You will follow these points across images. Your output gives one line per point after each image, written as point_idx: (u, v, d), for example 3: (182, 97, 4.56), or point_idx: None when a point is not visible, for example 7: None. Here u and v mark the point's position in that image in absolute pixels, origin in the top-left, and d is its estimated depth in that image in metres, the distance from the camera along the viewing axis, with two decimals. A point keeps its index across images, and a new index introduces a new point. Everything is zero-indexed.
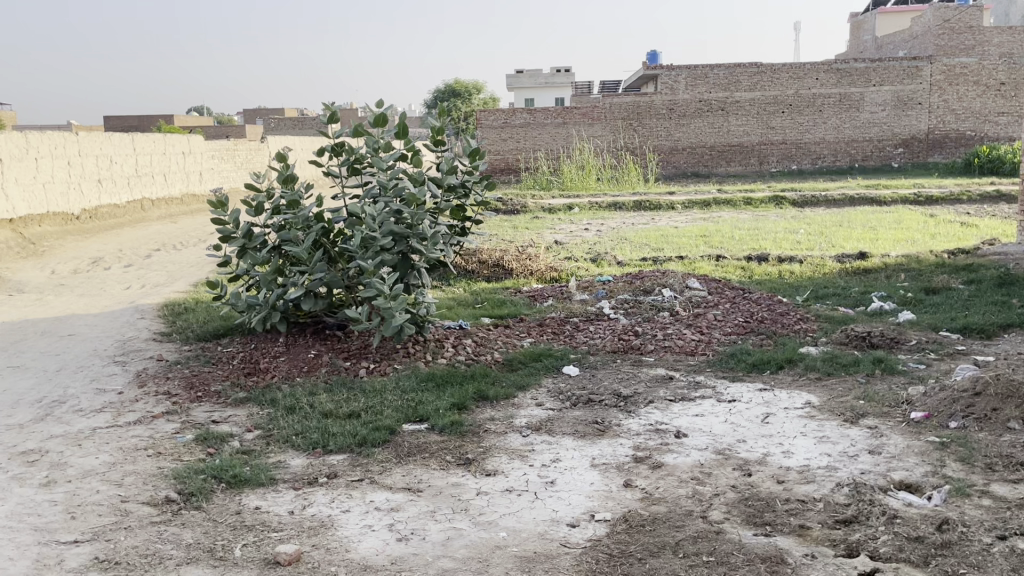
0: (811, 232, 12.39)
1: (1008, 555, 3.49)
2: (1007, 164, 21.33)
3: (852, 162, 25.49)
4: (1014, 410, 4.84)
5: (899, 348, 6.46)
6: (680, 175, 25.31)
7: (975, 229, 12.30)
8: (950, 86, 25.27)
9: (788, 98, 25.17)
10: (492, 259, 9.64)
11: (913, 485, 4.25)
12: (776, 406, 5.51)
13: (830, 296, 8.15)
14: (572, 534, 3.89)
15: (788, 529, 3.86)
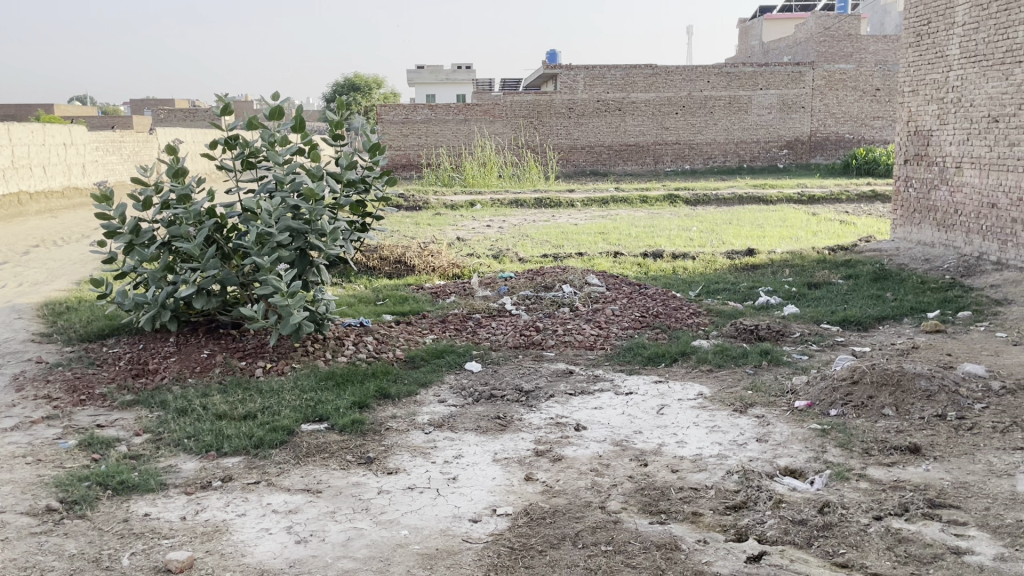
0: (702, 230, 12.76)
1: (884, 535, 3.72)
2: (881, 166, 22.58)
3: (741, 162, 26.45)
4: (887, 397, 5.17)
5: (784, 340, 6.77)
6: (580, 173, 25.70)
7: (853, 227, 13.03)
8: (831, 91, 26.51)
9: (681, 100, 25.90)
10: (393, 256, 9.59)
11: (797, 470, 4.48)
12: (670, 397, 5.69)
13: (720, 292, 8.45)
14: (475, 529, 3.91)
15: (681, 516, 4.01)
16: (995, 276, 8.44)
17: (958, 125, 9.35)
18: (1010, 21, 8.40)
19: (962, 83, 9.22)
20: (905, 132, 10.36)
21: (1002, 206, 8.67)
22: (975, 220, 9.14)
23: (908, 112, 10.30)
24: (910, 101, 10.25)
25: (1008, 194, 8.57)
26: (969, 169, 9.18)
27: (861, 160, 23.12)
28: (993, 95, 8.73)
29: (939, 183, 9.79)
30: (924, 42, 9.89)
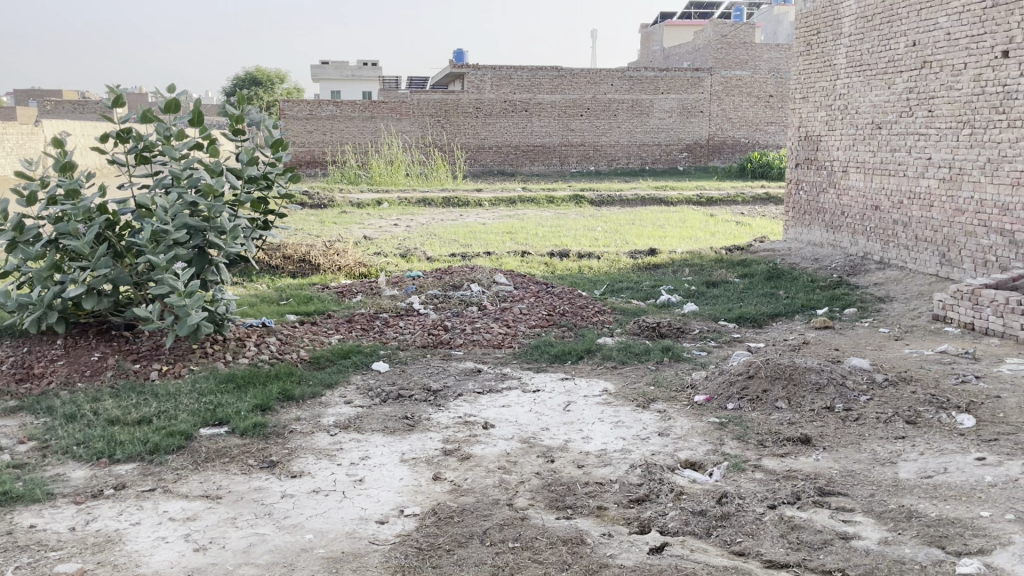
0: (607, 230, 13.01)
1: (777, 523, 3.89)
2: (775, 169, 23.53)
3: (644, 164, 27.06)
4: (780, 391, 5.41)
5: (685, 337, 6.98)
6: (486, 172, 25.76)
7: (749, 228, 13.54)
8: (727, 96, 27.42)
9: (586, 102, 26.34)
10: (297, 255, 9.40)
11: (696, 463, 4.64)
12: (576, 394, 5.78)
13: (624, 290, 8.63)
14: (382, 531, 3.88)
15: (587, 510, 4.09)
16: (878, 275, 8.93)
17: (845, 132, 9.85)
18: (892, 33, 8.90)
19: (849, 92, 9.72)
20: (796, 137, 10.84)
21: (884, 209, 9.18)
22: (860, 221, 9.65)
23: (799, 118, 10.78)
24: (800, 108, 10.73)
25: (890, 198, 9.08)
26: (855, 174, 9.68)
27: (756, 164, 24.02)
28: (876, 103, 9.23)
29: (827, 187, 10.29)
30: (813, 52, 10.38)
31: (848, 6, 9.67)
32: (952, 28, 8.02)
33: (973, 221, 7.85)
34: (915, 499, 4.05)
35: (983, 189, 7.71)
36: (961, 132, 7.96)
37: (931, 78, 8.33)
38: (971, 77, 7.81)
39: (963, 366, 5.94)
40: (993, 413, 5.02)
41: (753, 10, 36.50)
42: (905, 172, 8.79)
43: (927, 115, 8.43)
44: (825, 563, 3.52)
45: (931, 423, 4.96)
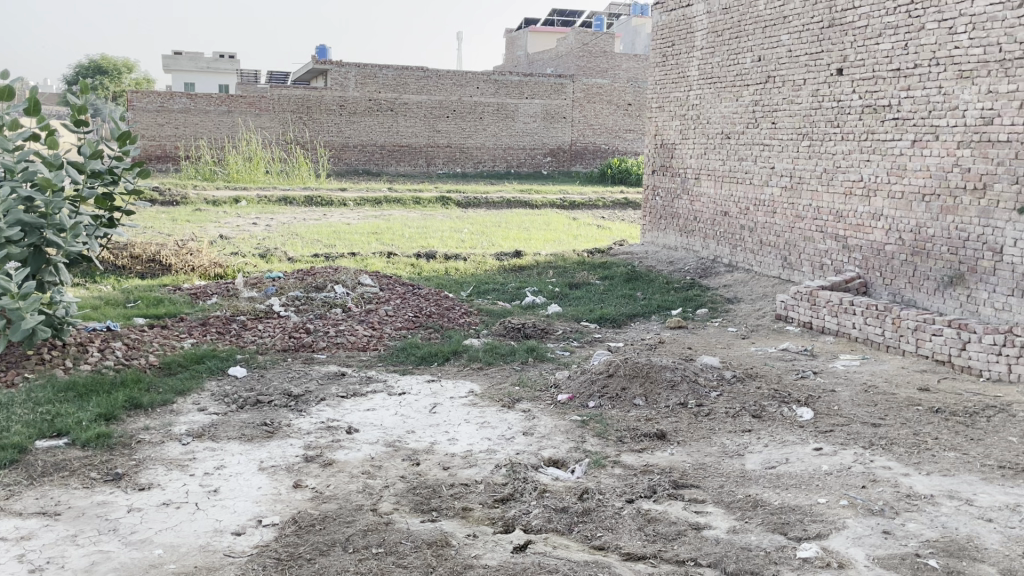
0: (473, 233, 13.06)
1: (635, 516, 4.03)
2: (633, 175, 24.34)
3: (509, 168, 27.28)
4: (638, 388, 5.62)
5: (549, 337, 7.11)
6: (351, 172, 24.81)
7: (609, 231, 14.01)
8: (589, 103, 28.06)
9: (451, 104, 26.04)
10: (147, 255, 8.91)
11: (559, 461, 4.73)
12: (442, 396, 5.77)
13: (489, 292, 8.69)
14: (238, 542, 3.73)
15: (452, 512, 4.08)
16: (727, 277, 9.43)
17: (697, 141, 10.33)
18: (740, 48, 9.43)
19: (701, 103, 10.21)
20: (653, 145, 11.28)
21: (733, 215, 9.70)
22: (710, 226, 10.16)
23: (655, 126, 11.23)
24: (657, 117, 11.18)
25: (737, 204, 9.60)
26: (706, 181, 10.18)
27: (615, 170, 24.76)
28: (725, 114, 9.74)
29: (681, 193, 10.76)
30: (668, 63, 10.85)
31: (700, 21, 10.15)
32: (793, 45, 8.58)
33: (811, 227, 8.43)
34: (760, 489, 4.30)
35: (820, 197, 8.29)
36: (801, 143, 8.53)
37: (775, 92, 8.88)
38: (810, 93, 8.38)
39: (802, 362, 6.36)
40: (828, 405, 5.41)
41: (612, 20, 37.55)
42: (752, 180, 9.32)
43: (771, 126, 8.98)
44: (679, 553, 3.67)
45: (774, 416, 5.28)
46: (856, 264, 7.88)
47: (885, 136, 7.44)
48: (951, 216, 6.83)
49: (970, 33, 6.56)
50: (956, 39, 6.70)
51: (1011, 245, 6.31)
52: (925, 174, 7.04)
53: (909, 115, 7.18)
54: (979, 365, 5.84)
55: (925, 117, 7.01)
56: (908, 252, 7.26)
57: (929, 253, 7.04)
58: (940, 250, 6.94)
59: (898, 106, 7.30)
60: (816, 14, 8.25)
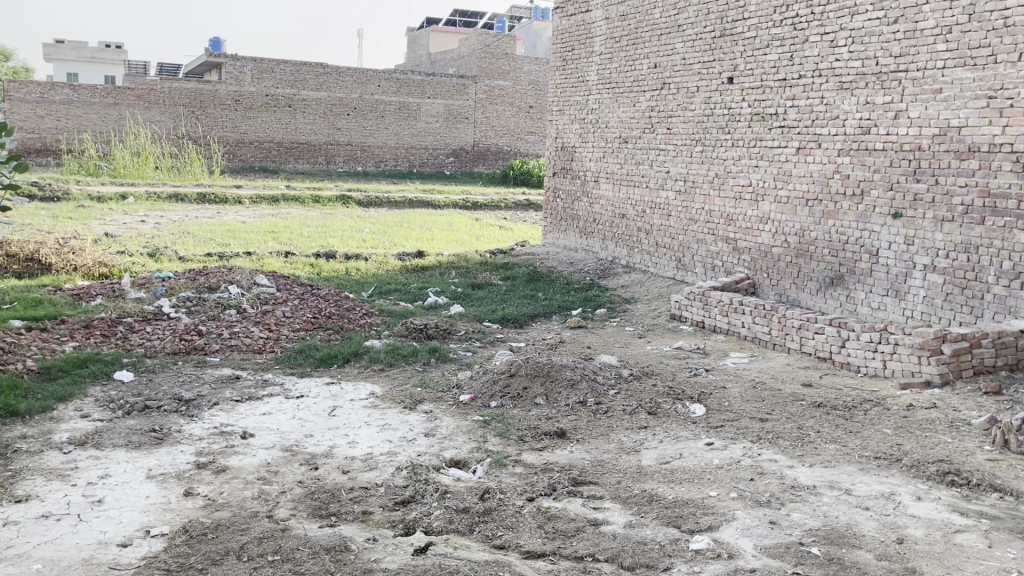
0: (374, 232, 12.90)
1: (535, 514, 4.07)
2: (534, 177, 24.39)
3: (410, 167, 26.57)
4: (539, 388, 5.68)
5: (451, 338, 7.10)
6: (246, 169, 23.60)
7: (512, 232, 14.12)
8: (490, 105, 27.74)
9: (352, 102, 25.24)
10: (24, 253, 8.41)
11: (460, 461, 4.73)
12: (342, 398, 5.67)
13: (391, 292, 8.61)
14: (124, 554, 3.56)
15: (351, 516, 4.02)
16: (625, 278, 9.67)
17: (596, 144, 10.53)
18: (636, 55, 9.67)
19: (599, 107, 10.42)
20: (553, 147, 11.43)
21: (630, 217, 9.93)
22: (609, 228, 10.37)
23: (556, 129, 11.37)
24: (557, 119, 11.33)
25: (635, 207, 9.84)
26: (604, 184, 10.39)
27: (517, 171, 24.81)
28: (623, 119, 9.97)
29: (581, 195, 10.93)
30: (568, 67, 11.01)
31: (599, 26, 10.35)
32: (687, 53, 8.86)
33: (704, 230, 8.72)
34: (656, 484, 4.42)
35: (712, 201, 8.58)
36: (694, 149, 8.82)
37: (669, 98, 9.14)
38: (702, 100, 8.66)
39: (696, 360, 6.58)
40: (719, 401, 5.61)
41: (514, 22, 37.50)
42: (648, 184, 9.57)
43: (666, 132, 9.24)
44: (577, 550, 3.73)
45: (669, 413, 5.44)
46: (745, 265, 8.20)
47: (772, 143, 7.77)
48: (832, 220, 7.19)
49: (850, 46, 6.92)
50: (837, 52, 7.06)
51: (886, 248, 6.71)
52: (808, 179, 7.39)
53: (794, 123, 7.52)
54: (857, 361, 6.17)
55: (809, 126, 7.36)
56: (793, 254, 7.61)
57: (812, 255, 7.40)
58: (822, 253, 7.31)
59: (784, 115, 7.63)
60: (708, 24, 8.54)
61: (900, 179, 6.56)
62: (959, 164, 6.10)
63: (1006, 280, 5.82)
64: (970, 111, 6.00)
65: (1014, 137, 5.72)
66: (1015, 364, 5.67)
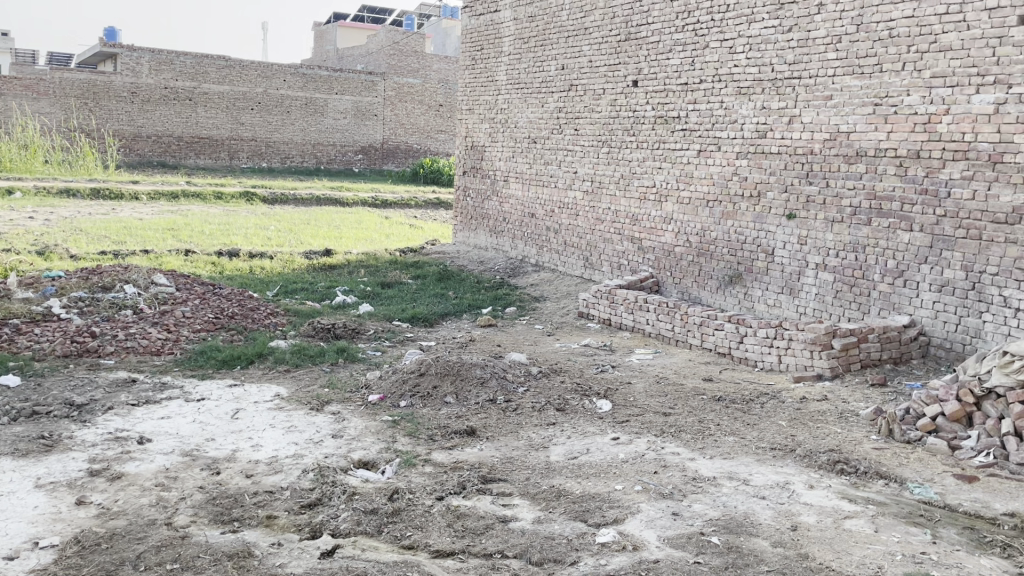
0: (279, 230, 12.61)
1: (444, 513, 4.07)
2: (444, 176, 24.13)
3: (318, 164, 24.71)
4: (448, 386, 5.67)
5: (359, 338, 7.01)
6: (144, 165, 21.53)
7: (421, 230, 14.06)
8: (400, 102, 26.25)
9: (256, 96, 23.23)
10: None
11: (369, 462, 4.68)
12: (245, 401, 5.53)
13: (297, 291, 8.45)
14: (10, 569, 3.38)
15: (255, 521, 3.93)
16: (534, 276, 9.77)
17: (505, 143, 10.58)
18: (545, 56, 9.77)
19: (508, 107, 10.48)
20: (463, 146, 11.43)
21: (539, 216, 10.03)
22: (518, 228, 10.44)
23: (465, 128, 11.37)
24: (466, 118, 11.33)
25: (544, 207, 9.94)
26: (514, 183, 10.46)
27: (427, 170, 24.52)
28: (532, 119, 10.05)
29: (491, 194, 10.97)
30: (477, 66, 11.04)
31: (508, 27, 10.41)
32: (594, 56, 9.01)
33: (610, 229, 8.89)
34: (563, 479, 4.48)
35: (618, 202, 8.76)
36: (600, 150, 8.97)
37: (577, 100, 9.28)
38: (608, 102, 8.83)
39: (603, 357, 6.70)
40: (625, 397, 5.73)
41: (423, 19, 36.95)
42: (556, 184, 9.68)
43: (573, 133, 9.36)
44: (486, 547, 3.74)
45: (576, 409, 5.53)
46: (650, 264, 8.40)
47: (675, 145, 7.99)
48: (731, 220, 7.45)
49: (747, 53, 7.18)
50: (735, 58, 7.31)
51: (781, 247, 6.99)
52: (708, 181, 7.63)
53: (696, 126, 7.75)
54: (755, 356, 6.41)
55: (709, 129, 7.61)
56: (695, 254, 7.84)
57: (713, 254, 7.65)
58: (722, 252, 7.56)
59: (686, 118, 7.85)
60: (614, 28, 8.71)
61: (793, 182, 6.85)
62: (848, 167, 6.42)
63: (891, 277, 6.17)
64: (858, 117, 6.32)
65: (898, 143, 6.06)
66: (899, 358, 5.96)
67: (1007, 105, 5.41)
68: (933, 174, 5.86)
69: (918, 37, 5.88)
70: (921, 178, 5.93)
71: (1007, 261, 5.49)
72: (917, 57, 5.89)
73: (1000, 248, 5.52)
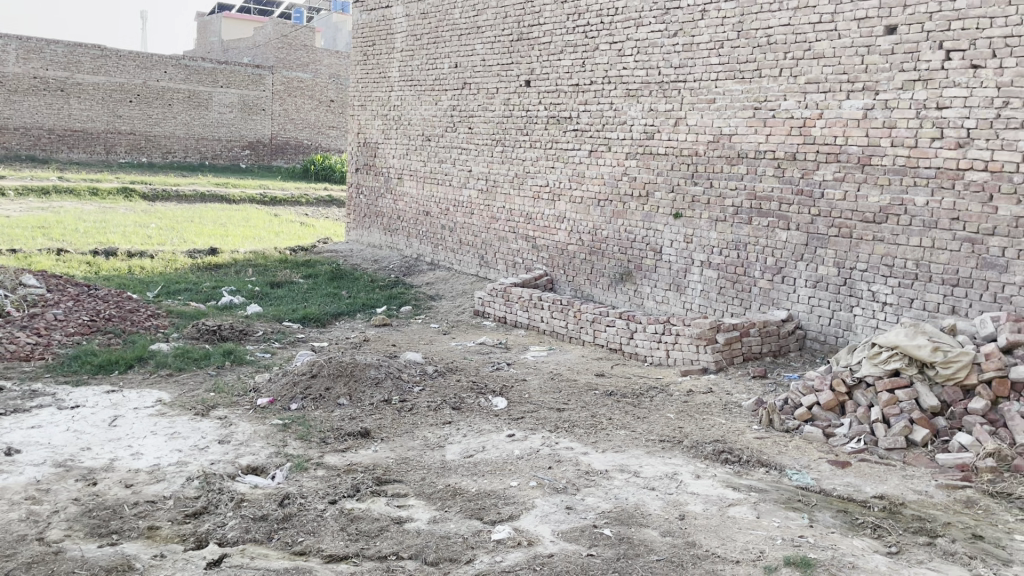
0: (161, 228, 12.09)
1: (338, 517, 4.00)
2: (336, 173, 23.67)
3: (203, 160, 23.72)
4: (342, 388, 5.58)
5: (247, 339, 6.80)
6: (9, 159, 19.91)
7: (311, 229, 13.76)
8: (289, 97, 25.41)
9: (135, 87, 21.84)
10: None
11: (258, 467, 4.55)
12: (124, 407, 5.27)
13: (181, 292, 8.12)
14: None
15: (135, 533, 3.76)
16: (429, 275, 9.72)
17: (398, 141, 10.48)
18: (437, 54, 9.74)
19: (401, 104, 10.39)
20: (356, 142, 11.25)
21: (434, 215, 9.99)
22: (413, 226, 10.37)
23: (358, 124, 11.20)
24: (359, 115, 11.16)
25: (438, 205, 9.90)
26: (408, 181, 10.38)
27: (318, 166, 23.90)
28: (425, 117, 9.99)
29: (384, 192, 10.85)
30: (369, 62, 10.89)
31: (400, 23, 10.32)
32: (487, 55, 9.04)
33: (505, 228, 8.95)
34: (459, 477, 4.48)
35: (512, 200, 8.82)
36: (494, 148, 9.01)
37: (470, 98, 9.29)
38: (502, 101, 8.87)
39: (498, 355, 6.73)
40: (520, 394, 5.78)
41: (312, 11, 35.95)
42: (451, 182, 9.66)
43: (467, 131, 9.37)
44: (381, 549, 3.70)
45: (472, 407, 5.53)
46: (543, 263, 8.51)
47: (567, 145, 8.10)
48: (621, 219, 7.62)
49: (636, 56, 7.37)
50: (624, 60, 7.48)
51: (668, 245, 7.20)
52: (599, 181, 7.79)
53: (587, 127, 7.88)
54: (644, 351, 6.59)
55: (599, 130, 7.76)
56: (587, 252, 7.99)
57: (604, 252, 7.81)
58: (612, 250, 7.73)
59: (577, 119, 7.98)
60: (506, 27, 8.76)
61: (679, 182, 7.07)
62: (730, 169, 6.67)
63: (770, 274, 6.47)
64: (739, 120, 6.57)
65: (776, 145, 6.34)
66: (778, 350, 6.25)
67: (874, 111, 5.75)
68: (808, 175, 6.16)
69: (794, 45, 6.18)
70: (797, 179, 6.23)
71: (875, 258, 5.84)
72: (793, 63, 6.19)
73: (869, 245, 5.86)
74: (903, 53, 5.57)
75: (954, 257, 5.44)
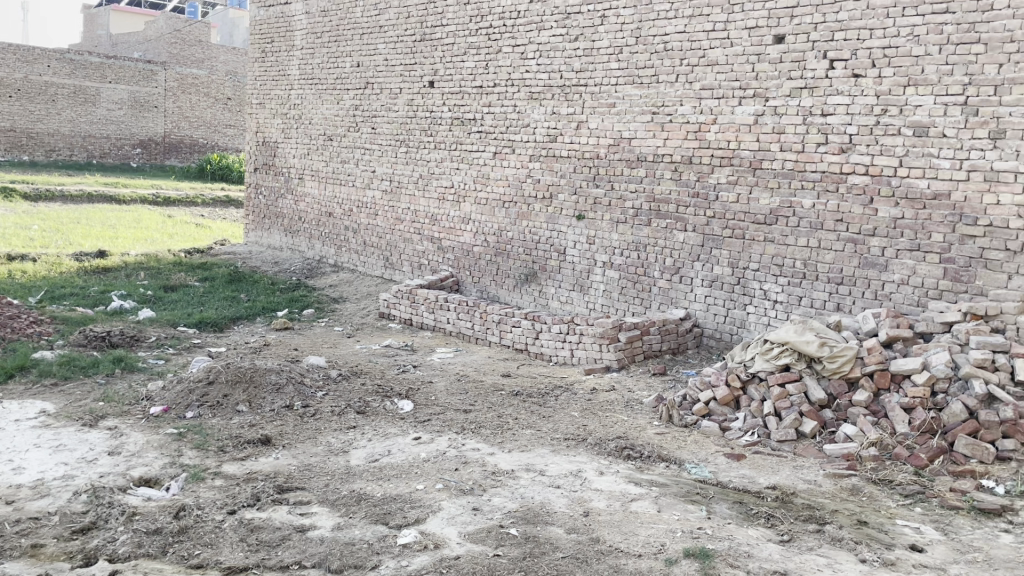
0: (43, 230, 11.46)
1: (237, 527, 3.88)
2: (234, 172, 22.99)
3: (91, 158, 22.57)
4: (240, 394, 5.42)
5: (139, 346, 6.53)
6: None
7: (208, 230, 13.33)
8: (184, 93, 24.50)
9: (14, 83, 20.65)
10: None
11: (152, 479, 4.37)
12: (3, 420, 4.98)
13: (67, 297, 7.73)
14: None
15: (17, 552, 3.55)
16: (332, 277, 9.56)
17: (299, 140, 10.27)
18: (339, 53, 9.60)
19: (302, 103, 10.18)
20: (254, 142, 10.97)
21: (337, 215, 9.83)
22: (315, 227, 10.17)
23: (256, 123, 10.92)
24: (257, 113, 10.88)
25: (341, 206, 9.75)
26: (309, 182, 10.18)
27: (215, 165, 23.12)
28: (327, 116, 9.83)
29: (285, 192, 10.60)
30: (268, 59, 10.63)
31: (299, 20, 10.11)
32: (389, 55, 8.96)
33: (409, 229, 8.90)
34: (364, 482, 4.42)
35: (417, 201, 8.77)
36: (398, 149, 8.94)
37: (372, 98, 9.19)
38: (405, 102, 8.82)
39: (404, 357, 6.68)
40: (426, 397, 5.75)
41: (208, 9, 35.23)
42: (354, 183, 9.53)
43: (370, 131, 9.26)
44: (283, 559, 3.61)
45: (378, 411, 5.47)
46: (449, 264, 8.50)
47: (471, 146, 8.12)
48: (525, 221, 7.69)
49: (538, 60, 7.45)
50: (526, 64, 7.55)
51: (571, 246, 7.31)
52: (504, 183, 7.83)
53: (491, 129, 7.92)
54: (549, 351, 6.67)
55: (503, 132, 7.80)
56: (492, 253, 8.02)
57: (509, 254, 7.86)
58: (517, 251, 7.79)
59: (481, 121, 8.00)
60: (409, 27, 8.71)
61: (581, 185, 7.19)
62: (630, 171, 6.82)
63: (669, 274, 6.65)
64: (638, 125, 6.73)
65: (673, 149, 6.52)
66: (677, 348, 6.43)
67: (764, 117, 5.99)
68: (703, 179, 6.37)
69: (688, 52, 6.37)
70: (693, 182, 6.42)
71: (766, 258, 6.08)
72: (688, 70, 6.38)
73: (760, 246, 6.10)
74: (790, 62, 5.83)
75: (839, 257, 5.72)
